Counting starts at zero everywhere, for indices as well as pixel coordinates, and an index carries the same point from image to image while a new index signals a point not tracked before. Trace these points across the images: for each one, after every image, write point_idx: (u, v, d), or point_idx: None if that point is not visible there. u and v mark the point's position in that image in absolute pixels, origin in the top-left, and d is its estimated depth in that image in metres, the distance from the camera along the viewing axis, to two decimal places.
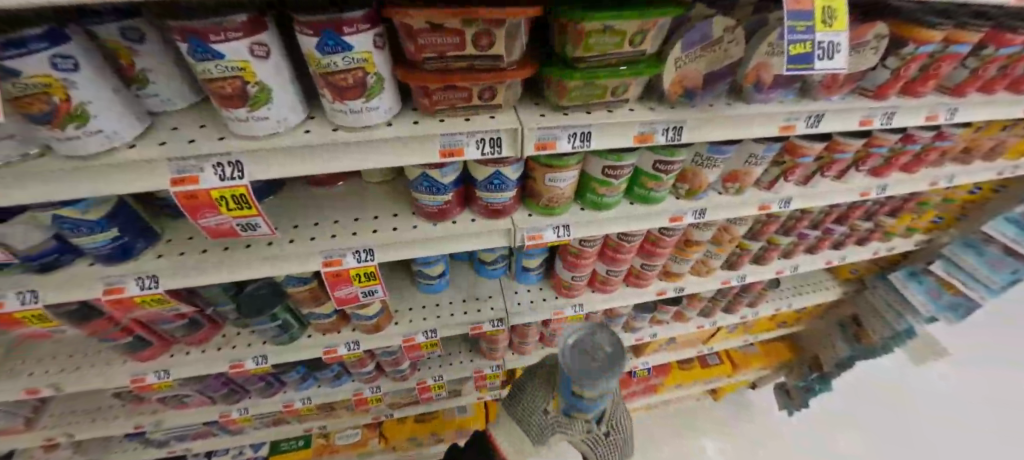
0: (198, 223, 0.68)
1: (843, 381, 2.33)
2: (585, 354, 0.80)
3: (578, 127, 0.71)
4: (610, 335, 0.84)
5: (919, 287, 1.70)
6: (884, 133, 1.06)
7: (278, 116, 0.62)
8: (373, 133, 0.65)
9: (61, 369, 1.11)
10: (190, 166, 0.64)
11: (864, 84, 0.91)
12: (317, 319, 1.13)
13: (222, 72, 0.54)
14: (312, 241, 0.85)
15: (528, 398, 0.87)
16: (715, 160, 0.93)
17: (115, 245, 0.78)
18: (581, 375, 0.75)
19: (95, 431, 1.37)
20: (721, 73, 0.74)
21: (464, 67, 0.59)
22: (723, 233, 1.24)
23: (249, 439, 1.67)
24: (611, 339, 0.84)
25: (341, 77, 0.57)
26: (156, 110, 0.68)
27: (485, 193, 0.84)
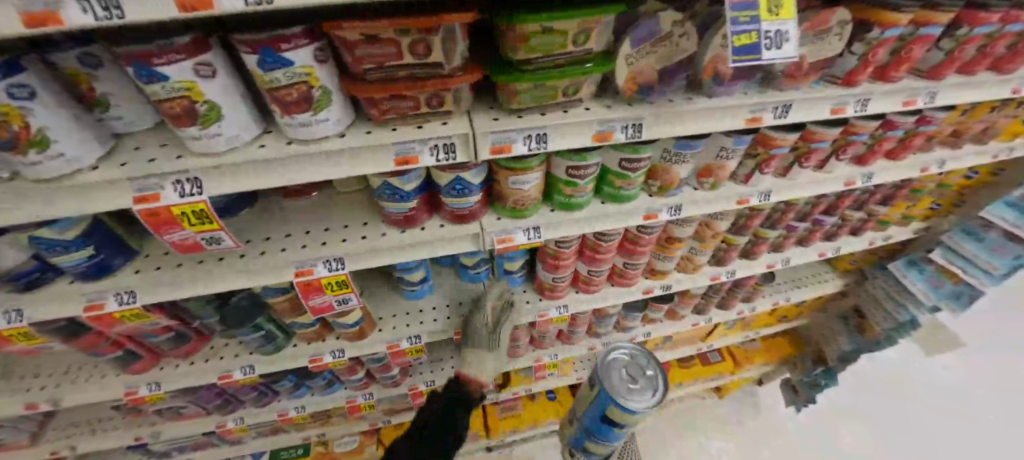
0: (163, 239, 0.70)
1: (849, 374, 2.28)
2: (630, 373, 1.07)
3: (532, 129, 0.71)
4: (652, 360, 1.10)
5: (919, 276, 1.66)
6: (861, 121, 1.05)
7: (230, 133, 0.63)
8: (326, 144, 0.66)
9: (57, 384, 1.14)
10: (151, 184, 0.66)
11: (832, 71, 0.89)
12: (301, 328, 1.14)
13: (169, 93, 0.55)
14: (283, 252, 0.87)
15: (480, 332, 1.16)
16: (684, 155, 0.92)
17: (93, 263, 0.80)
18: (627, 398, 1.02)
19: (97, 443, 1.41)
20: (673, 69, 0.75)
21: (407, 75, 0.60)
22: (706, 229, 1.23)
23: (248, 448, 1.70)
24: (653, 364, 1.09)
25: (286, 91, 0.58)
26: (121, 132, 0.70)
27: (451, 199, 0.84)
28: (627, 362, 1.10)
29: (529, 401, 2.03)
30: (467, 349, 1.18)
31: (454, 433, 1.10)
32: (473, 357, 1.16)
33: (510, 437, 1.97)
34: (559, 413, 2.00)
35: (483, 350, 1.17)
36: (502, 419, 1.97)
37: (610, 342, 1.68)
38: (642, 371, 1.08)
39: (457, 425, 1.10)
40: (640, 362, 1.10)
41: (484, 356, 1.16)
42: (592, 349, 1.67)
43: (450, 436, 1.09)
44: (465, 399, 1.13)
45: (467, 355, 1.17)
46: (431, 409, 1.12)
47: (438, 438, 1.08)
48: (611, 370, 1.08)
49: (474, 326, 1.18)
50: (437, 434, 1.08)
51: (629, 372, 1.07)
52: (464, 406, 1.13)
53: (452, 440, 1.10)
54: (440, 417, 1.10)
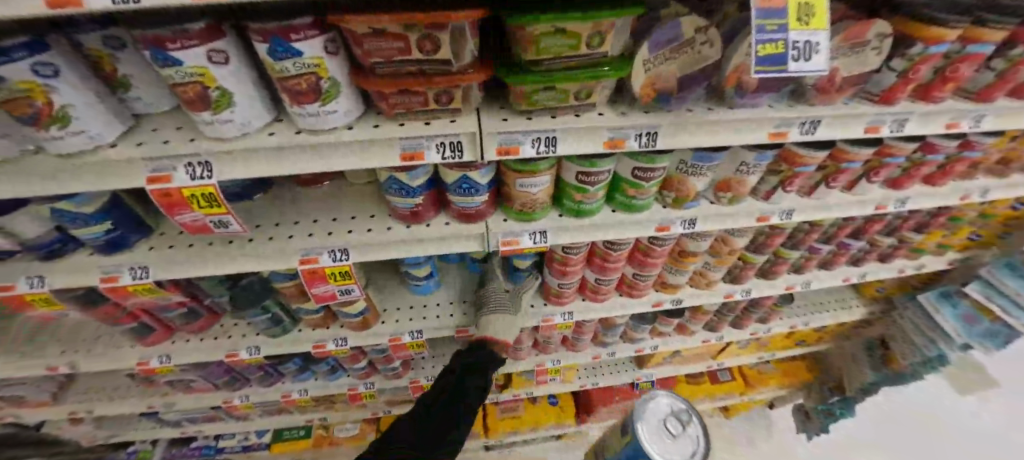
0: (174, 219, 0.71)
1: (871, 407, 2.17)
2: (668, 425, 1.03)
3: (542, 131, 0.70)
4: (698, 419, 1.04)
5: (953, 310, 1.56)
6: (898, 142, 0.98)
7: (241, 119, 0.64)
8: (334, 135, 0.67)
9: (78, 349, 1.20)
10: (164, 165, 0.68)
11: (868, 87, 0.84)
12: (306, 314, 1.16)
13: (183, 78, 0.56)
14: (290, 238, 0.88)
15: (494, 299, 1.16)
16: (701, 168, 0.88)
17: (110, 237, 0.83)
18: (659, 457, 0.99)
19: (113, 407, 1.48)
20: (696, 77, 0.70)
21: (416, 71, 0.59)
22: (722, 245, 1.18)
23: (254, 426, 1.75)
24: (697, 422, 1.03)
25: (295, 82, 0.58)
26: (141, 112, 0.72)
27: (457, 197, 0.83)
28: (669, 415, 1.05)
29: (530, 404, 2.01)
30: (489, 313, 1.14)
31: (468, 403, 1.02)
32: (497, 320, 1.12)
33: (510, 438, 1.97)
34: (559, 419, 1.98)
35: (505, 313, 1.14)
36: (502, 419, 1.95)
37: (616, 353, 1.64)
38: (682, 429, 1.03)
39: (471, 395, 1.04)
40: (683, 417, 1.04)
41: (508, 319, 1.14)
42: (596, 357, 1.65)
43: (465, 404, 1.02)
44: (482, 365, 1.10)
45: (490, 318, 1.13)
46: (445, 381, 1.08)
47: (452, 405, 1.00)
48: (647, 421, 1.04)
49: (489, 291, 1.19)
50: (451, 400, 1.01)
51: (666, 424, 1.03)
52: (479, 379, 1.08)
53: (467, 410, 1.02)
54: (455, 385, 1.05)
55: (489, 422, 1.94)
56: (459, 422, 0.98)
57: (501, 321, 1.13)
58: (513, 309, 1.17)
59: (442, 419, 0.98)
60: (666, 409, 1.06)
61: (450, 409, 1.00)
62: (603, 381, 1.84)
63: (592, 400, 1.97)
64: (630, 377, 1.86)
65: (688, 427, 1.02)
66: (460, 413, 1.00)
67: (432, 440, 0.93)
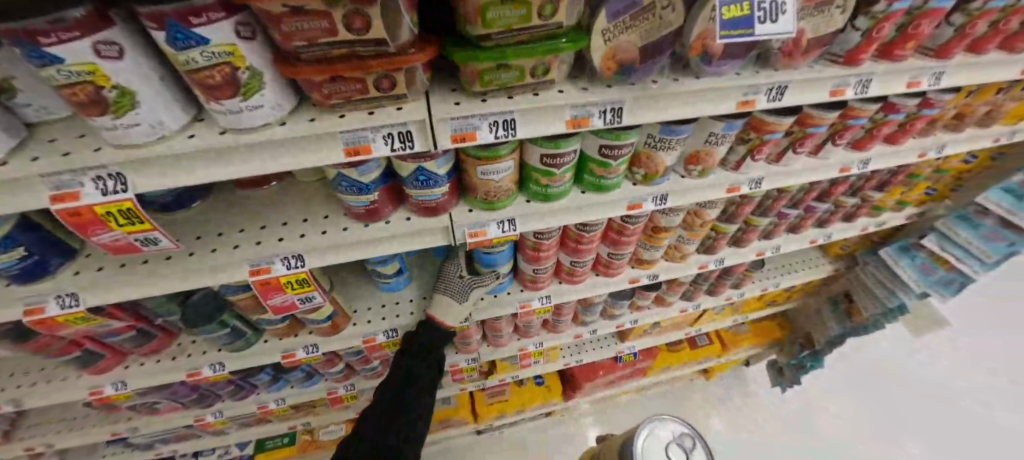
0: (92, 240, 0.63)
1: (839, 359, 2.29)
2: (672, 452, 1.07)
3: (498, 114, 0.65)
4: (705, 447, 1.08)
5: (911, 262, 1.62)
6: (861, 104, 0.98)
7: (152, 121, 0.55)
8: (264, 133, 0.59)
9: (18, 384, 1.10)
10: (68, 181, 0.59)
11: (832, 49, 0.82)
12: (269, 325, 1.09)
13: (68, 77, 0.47)
14: (236, 249, 0.81)
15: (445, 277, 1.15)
16: (669, 141, 0.85)
17: (27, 264, 0.73)
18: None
19: (73, 439, 1.39)
20: (661, 43, 0.66)
21: (348, 54, 0.52)
22: (694, 217, 1.17)
23: (232, 439, 1.69)
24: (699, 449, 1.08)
25: (206, 74, 0.50)
26: (36, 120, 0.62)
27: (415, 191, 0.78)
28: (672, 438, 1.10)
29: (517, 387, 1.99)
30: (437, 293, 1.13)
31: (418, 389, 1.09)
32: (443, 302, 1.11)
33: (500, 421, 1.99)
34: (546, 398, 2.00)
35: (451, 298, 1.12)
36: (490, 404, 1.94)
37: (597, 330, 1.65)
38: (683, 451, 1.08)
39: (421, 381, 1.10)
40: (687, 444, 1.09)
41: (451, 304, 1.11)
42: (578, 337, 1.65)
43: (416, 391, 1.08)
44: (430, 350, 1.11)
45: (438, 299, 1.12)
46: (396, 369, 1.11)
47: (404, 396, 1.07)
48: (652, 436, 1.11)
49: (448, 275, 1.16)
50: (401, 391, 1.07)
51: (669, 446, 1.09)
52: (429, 365, 1.12)
53: (420, 396, 1.09)
54: (404, 373, 1.09)
55: (476, 409, 1.94)
56: (412, 409, 1.07)
57: (446, 304, 1.11)
58: (462, 297, 1.13)
59: (395, 411, 1.05)
60: (667, 439, 1.10)
61: (401, 400, 1.06)
62: (587, 358, 1.86)
63: (576, 377, 1.99)
64: (612, 351, 1.88)
65: (693, 453, 1.07)
66: (413, 401, 1.07)
67: (386, 431, 1.02)
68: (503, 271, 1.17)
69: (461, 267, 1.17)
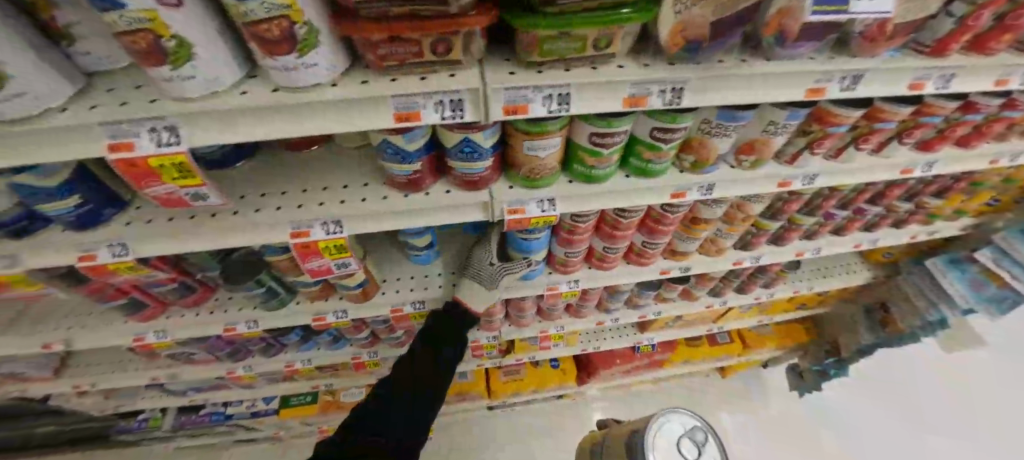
0: (146, 192, 0.65)
1: (872, 366, 2.22)
2: (683, 447, 1.06)
3: (553, 87, 0.62)
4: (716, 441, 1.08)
5: (960, 276, 1.51)
6: (939, 101, 0.90)
7: (207, 74, 0.55)
8: (317, 92, 0.58)
9: (70, 325, 1.16)
10: (124, 131, 0.60)
11: (919, 37, 0.75)
12: (304, 287, 1.11)
13: (129, 24, 0.46)
14: (279, 210, 0.81)
15: (478, 260, 1.13)
16: (726, 128, 0.80)
17: (82, 212, 0.76)
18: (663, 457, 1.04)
19: (116, 380, 1.48)
20: (740, 17, 0.58)
21: (409, 13, 0.50)
22: (737, 211, 1.12)
23: (260, 393, 1.77)
24: (710, 442, 1.08)
25: (265, 27, 0.48)
26: (93, 70, 0.63)
27: (459, 163, 0.76)
28: (683, 430, 1.09)
29: (532, 368, 2.01)
30: (466, 278, 1.13)
31: (439, 371, 1.14)
32: (471, 290, 1.12)
33: (513, 399, 2.02)
34: (560, 381, 2.01)
35: (480, 285, 1.12)
36: (505, 382, 1.97)
37: (620, 319, 1.63)
38: (694, 444, 1.07)
39: (443, 362, 1.15)
40: (698, 437, 1.08)
41: (483, 290, 1.12)
42: (600, 324, 1.63)
43: (436, 373, 1.14)
44: (455, 334, 1.16)
45: (467, 285, 1.13)
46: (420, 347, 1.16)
47: (424, 376, 1.13)
48: (663, 428, 1.09)
49: (479, 260, 1.13)
50: (423, 370, 1.13)
51: (681, 441, 1.07)
52: (452, 348, 1.17)
53: (439, 377, 1.14)
54: (428, 352, 1.15)
55: (492, 386, 1.96)
56: (429, 390, 1.12)
57: (476, 291, 1.12)
58: (491, 284, 1.12)
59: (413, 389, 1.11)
60: (677, 433, 1.09)
61: (421, 379, 1.12)
62: (605, 346, 1.84)
63: (592, 363, 1.99)
64: (631, 341, 1.86)
65: (704, 446, 1.06)
66: (431, 382, 1.13)
67: (401, 408, 1.08)
68: (537, 258, 1.14)
69: (492, 255, 1.13)
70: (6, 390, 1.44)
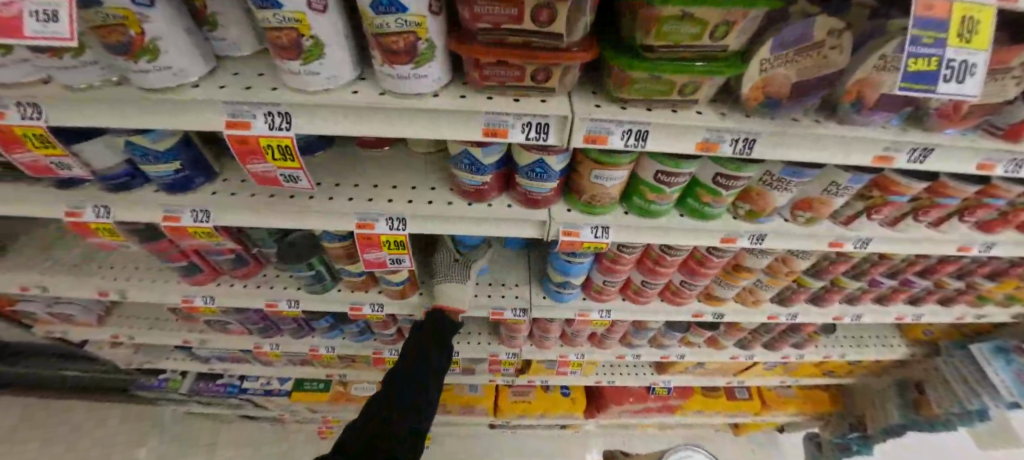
0: (247, 168, 0.71)
1: (901, 449, 2.12)
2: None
3: (634, 123, 0.66)
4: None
5: (1005, 367, 1.44)
6: (1006, 184, 0.90)
7: (328, 72, 0.61)
8: (419, 100, 0.64)
9: (127, 278, 1.24)
10: (243, 111, 0.66)
11: (994, 120, 0.76)
12: (349, 276, 1.16)
13: (280, 22, 0.53)
14: (350, 201, 0.87)
15: (439, 259, 1.16)
16: (788, 182, 0.82)
17: (178, 177, 0.83)
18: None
19: (152, 337, 1.55)
20: (817, 82, 0.63)
21: (522, 42, 0.55)
22: (781, 265, 1.12)
23: (277, 373, 1.81)
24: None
25: (393, 39, 0.54)
26: (223, 54, 0.70)
27: (526, 181, 0.80)
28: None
29: (542, 392, 1.99)
30: (438, 283, 1.12)
31: (426, 379, 1.05)
32: (451, 288, 1.10)
33: (519, 421, 2.00)
34: (567, 410, 1.97)
35: (455, 282, 1.11)
36: (513, 402, 1.95)
37: (641, 355, 1.61)
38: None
39: (434, 365, 1.07)
40: None
41: (459, 288, 1.11)
42: (621, 357, 1.62)
43: (427, 376, 1.05)
44: (443, 337, 1.11)
45: (441, 285, 1.12)
46: (409, 354, 1.10)
47: (415, 382, 1.04)
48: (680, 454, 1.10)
49: (440, 260, 1.15)
50: (412, 377, 1.04)
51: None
52: (442, 352, 1.11)
53: (430, 381, 1.06)
54: (415, 359, 1.08)
55: (499, 403, 1.95)
56: (422, 396, 1.03)
57: (452, 291, 1.10)
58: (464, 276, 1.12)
59: (405, 397, 1.02)
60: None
61: (413, 385, 1.04)
62: (620, 381, 1.82)
63: (604, 397, 1.96)
64: (648, 381, 1.83)
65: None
66: (424, 388, 1.04)
67: (393, 424, 1.00)
68: (575, 283, 1.16)
69: (451, 251, 1.16)
70: (52, 329, 1.53)
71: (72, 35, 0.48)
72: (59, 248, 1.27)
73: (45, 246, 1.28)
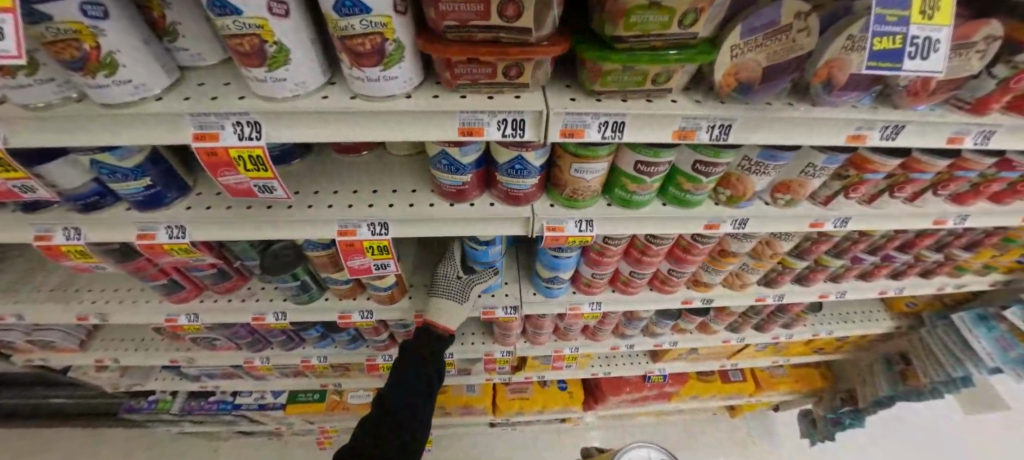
0: (219, 181, 0.69)
1: (891, 420, 2.17)
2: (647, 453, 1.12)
3: (610, 115, 0.66)
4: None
5: (987, 334, 1.46)
6: (976, 157, 0.92)
7: (296, 79, 0.60)
8: (391, 102, 0.62)
9: (107, 300, 1.21)
10: (211, 123, 0.65)
11: (961, 94, 0.77)
12: (334, 284, 1.14)
13: (241, 29, 0.51)
14: (330, 208, 0.85)
15: (443, 272, 1.13)
16: (766, 166, 0.83)
17: (149, 194, 0.80)
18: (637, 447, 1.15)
19: (138, 358, 1.51)
20: (784, 66, 0.64)
21: (491, 39, 0.55)
22: (765, 247, 1.13)
23: (271, 385, 1.79)
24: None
25: (359, 41, 0.53)
26: (187, 65, 0.68)
27: (506, 178, 0.80)
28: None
29: (539, 387, 1.99)
30: (437, 297, 1.10)
31: (417, 390, 1.05)
32: (443, 306, 1.09)
33: (518, 418, 2.00)
34: (566, 404, 1.98)
35: (452, 300, 1.10)
36: (511, 399, 1.95)
37: (635, 345, 1.63)
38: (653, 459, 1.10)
39: (425, 375, 1.06)
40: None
41: (453, 308, 1.10)
42: (615, 348, 1.63)
43: (419, 386, 1.05)
44: (434, 350, 1.09)
45: (436, 303, 1.10)
46: (399, 364, 1.08)
47: (406, 392, 1.04)
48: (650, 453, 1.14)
49: (445, 275, 1.13)
50: (404, 388, 1.04)
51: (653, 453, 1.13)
52: (434, 360, 1.10)
53: (422, 390, 1.06)
54: (406, 370, 1.06)
55: (498, 402, 1.95)
56: (414, 405, 1.03)
57: (448, 309, 1.10)
58: (463, 297, 1.11)
59: (397, 406, 1.02)
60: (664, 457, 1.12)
61: (404, 395, 1.03)
62: (616, 372, 1.83)
63: (600, 389, 1.97)
64: (643, 369, 1.85)
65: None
66: (416, 396, 1.04)
67: (387, 432, 1.00)
68: (564, 277, 1.16)
69: (458, 268, 1.13)
70: (32, 358, 1.48)
71: (20, 53, 0.46)
72: (35, 273, 1.24)
73: (18, 272, 1.24)
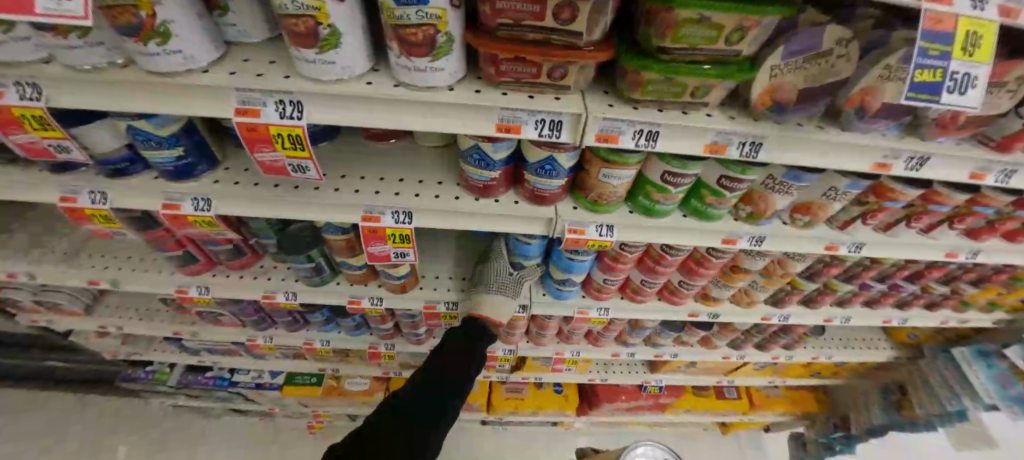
0: (255, 156, 0.70)
1: (881, 449, 2.18)
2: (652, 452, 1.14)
3: (646, 124, 0.67)
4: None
5: (986, 369, 1.48)
6: (994, 193, 0.93)
7: (343, 63, 0.60)
8: (434, 93, 0.63)
9: (120, 266, 1.22)
10: (254, 99, 0.66)
11: (987, 131, 0.78)
12: (348, 269, 1.15)
13: (297, 9, 0.52)
14: (357, 192, 0.86)
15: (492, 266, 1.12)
16: (789, 186, 0.84)
17: (179, 164, 0.81)
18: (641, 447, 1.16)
19: (141, 328, 1.52)
20: (821, 90, 0.65)
21: (541, 39, 0.56)
22: (776, 266, 1.14)
23: (270, 366, 1.79)
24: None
25: (412, 31, 0.54)
26: (233, 40, 0.69)
27: (534, 177, 0.81)
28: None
29: (535, 389, 2.00)
30: (483, 291, 1.10)
31: (452, 384, 1.08)
32: (490, 302, 1.10)
33: (511, 418, 2.00)
34: (560, 407, 1.99)
35: (502, 296, 1.10)
36: (506, 399, 1.95)
37: (635, 354, 1.64)
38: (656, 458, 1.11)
39: (466, 368, 1.10)
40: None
41: (502, 303, 1.10)
42: (616, 355, 1.64)
43: (454, 378, 1.08)
44: (477, 345, 1.12)
45: (484, 297, 1.10)
46: (439, 355, 1.11)
47: (441, 383, 1.07)
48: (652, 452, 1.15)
49: (495, 270, 1.12)
50: (439, 379, 1.07)
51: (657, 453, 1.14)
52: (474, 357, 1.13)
53: (456, 383, 1.09)
54: (445, 362, 1.09)
55: (493, 400, 1.96)
56: (445, 400, 1.07)
57: (495, 304, 1.10)
58: (514, 294, 1.13)
59: (428, 398, 1.05)
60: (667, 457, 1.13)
61: (437, 387, 1.06)
62: (614, 379, 1.84)
63: (596, 394, 1.98)
64: (640, 379, 1.86)
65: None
66: (449, 391, 1.07)
67: (413, 423, 1.02)
68: (576, 280, 1.17)
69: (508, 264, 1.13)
70: (36, 319, 1.49)
71: (86, 14, 0.46)
72: (48, 235, 1.24)
73: (32, 232, 1.24)
